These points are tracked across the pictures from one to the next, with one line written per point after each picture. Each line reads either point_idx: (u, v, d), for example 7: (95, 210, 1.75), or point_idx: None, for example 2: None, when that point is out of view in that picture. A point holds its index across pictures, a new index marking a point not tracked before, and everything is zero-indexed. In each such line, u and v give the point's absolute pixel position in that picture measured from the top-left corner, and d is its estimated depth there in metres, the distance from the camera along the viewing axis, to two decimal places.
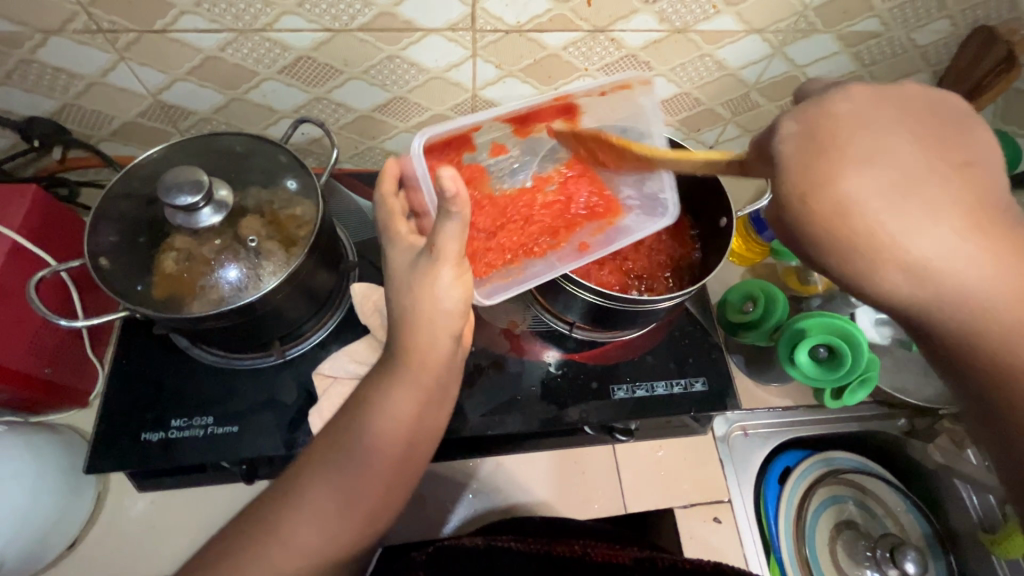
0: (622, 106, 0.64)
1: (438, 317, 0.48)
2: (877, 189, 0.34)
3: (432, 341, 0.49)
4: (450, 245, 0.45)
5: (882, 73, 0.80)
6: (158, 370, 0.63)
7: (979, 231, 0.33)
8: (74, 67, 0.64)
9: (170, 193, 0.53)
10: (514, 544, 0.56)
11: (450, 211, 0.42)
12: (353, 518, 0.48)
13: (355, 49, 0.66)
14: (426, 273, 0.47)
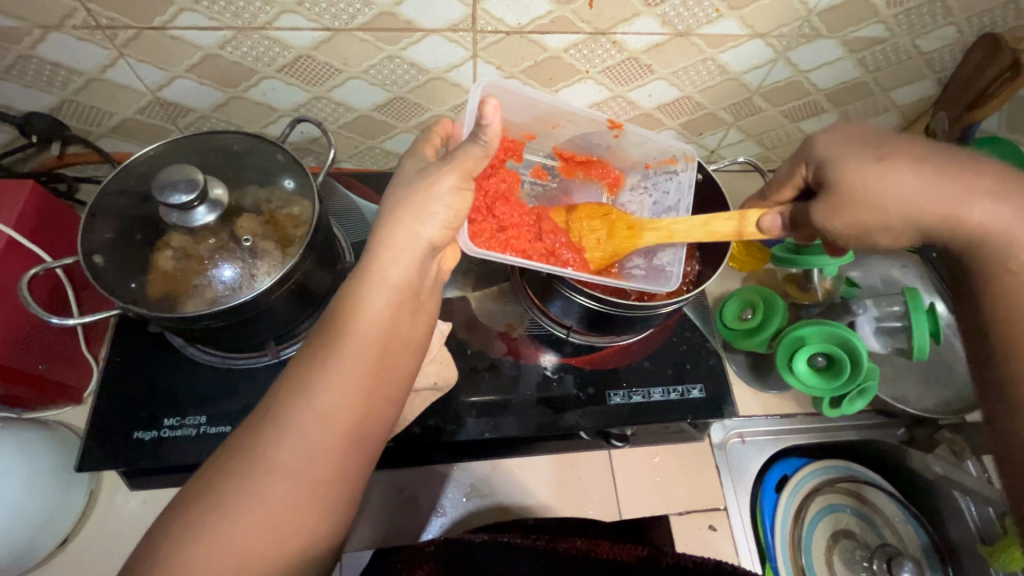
0: (666, 180, 0.75)
1: (425, 220, 0.50)
2: (866, 171, 0.50)
3: (407, 249, 0.50)
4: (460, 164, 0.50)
5: (886, 79, 0.80)
6: (152, 368, 0.63)
7: (947, 185, 0.49)
8: (73, 63, 0.64)
9: (164, 191, 0.52)
10: (515, 540, 0.55)
11: (479, 137, 0.50)
12: (324, 472, 0.42)
13: (354, 48, 0.66)
14: (426, 180, 0.50)
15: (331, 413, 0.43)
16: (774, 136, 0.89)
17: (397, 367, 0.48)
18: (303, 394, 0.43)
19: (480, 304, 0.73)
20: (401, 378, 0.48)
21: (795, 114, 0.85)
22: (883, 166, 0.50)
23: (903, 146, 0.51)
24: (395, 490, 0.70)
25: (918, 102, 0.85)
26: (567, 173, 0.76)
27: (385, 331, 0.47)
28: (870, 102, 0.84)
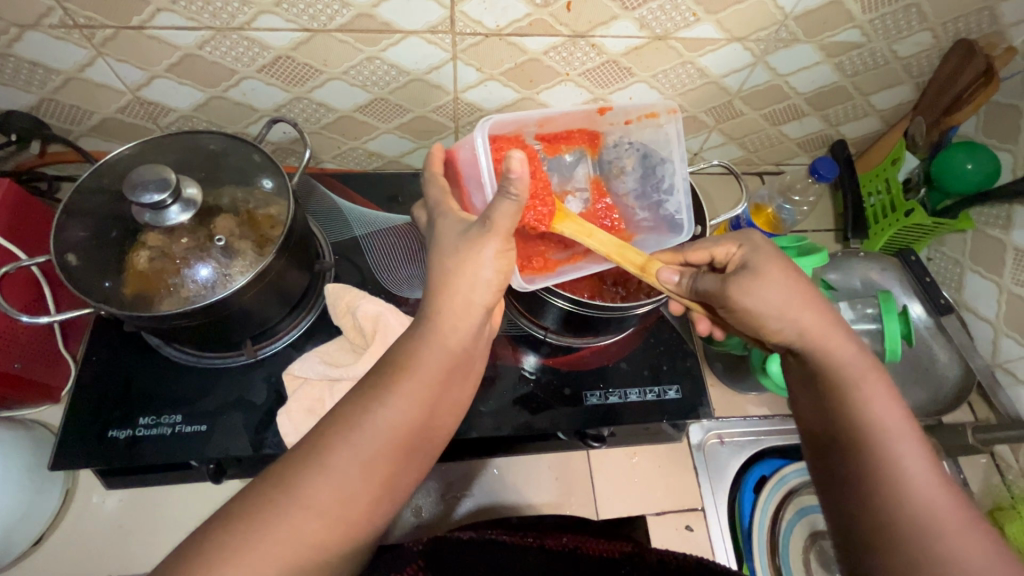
0: (651, 135, 0.67)
1: (478, 282, 0.46)
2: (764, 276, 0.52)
3: (462, 316, 0.47)
4: (499, 224, 0.46)
5: (865, 84, 0.81)
6: (127, 367, 0.63)
7: (819, 307, 0.52)
8: (51, 62, 0.64)
9: (136, 190, 0.52)
10: (503, 538, 0.54)
11: (507, 192, 0.44)
12: (350, 516, 0.42)
13: (334, 49, 0.66)
14: (470, 243, 0.46)
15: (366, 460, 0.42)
16: (755, 139, 0.90)
17: (437, 427, 0.46)
18: (344, 437, 0.43)
19: None
20: (439, 436, 0.47)
21: (775, 117, 0.86)
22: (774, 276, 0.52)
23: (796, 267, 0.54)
24: None
25: (897, 107, 0.85)
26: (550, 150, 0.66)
27: (433, 393, 0.45)
28: (849, 106, 0.84)
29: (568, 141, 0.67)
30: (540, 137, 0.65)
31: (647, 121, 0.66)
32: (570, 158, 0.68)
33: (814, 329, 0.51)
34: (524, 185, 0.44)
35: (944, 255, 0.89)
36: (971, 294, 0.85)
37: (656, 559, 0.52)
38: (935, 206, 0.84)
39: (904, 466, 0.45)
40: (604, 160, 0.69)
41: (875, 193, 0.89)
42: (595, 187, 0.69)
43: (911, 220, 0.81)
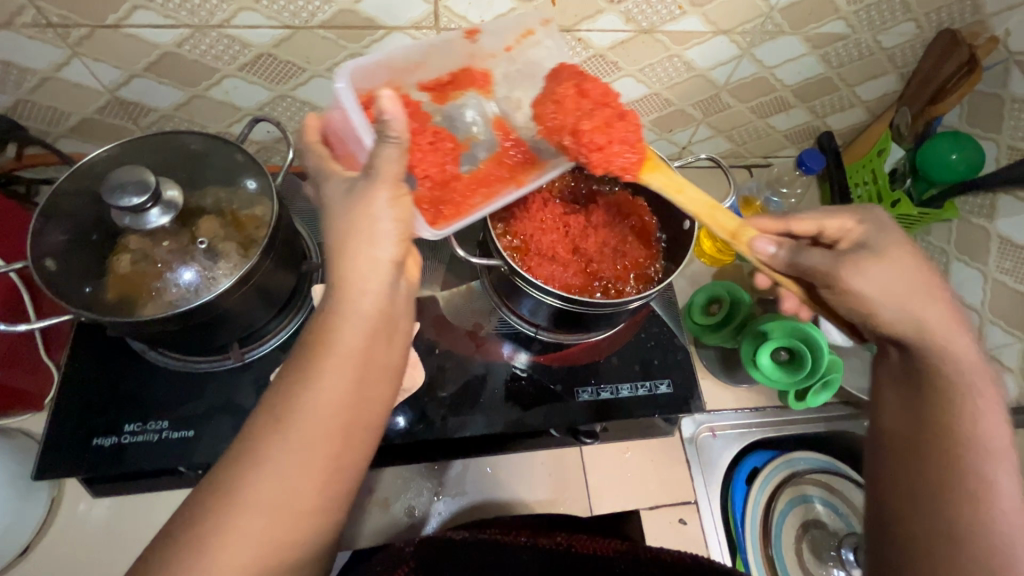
0: (534, 55, 0.63)
1: (378, 240, 0.44)
2: (894, 267, 0.51)
3: (366, 275, 0.44)
4: (387, 171, 0.44)
5: (850, 75, 0.81)
6: (111, 373, 0.62)
7: (943, 311, 0.51)
8: (25, 62, 0.63)
9: (114, 193, 0.51)
10: (498, 536, 0.54)
11: (387, 136, 0.43)
12: (306, 497, 0.41)
13: (316, 46, 0.65)
14: (362, 198, 0.44)
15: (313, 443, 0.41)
16: (743, 132, 0.90)
17: (374, 396, 0.45)
18: (277, 429, 0.41)
19: (448, 302, 0.72)
20: (379, 406, 0.45)
21: (762, 109, 0.86)
22: (909, 272, 0.51)
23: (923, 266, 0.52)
24: (363, 493, 0.69)
25: (883, 97, 0.86)
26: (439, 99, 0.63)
27: (359, 362, 0.43)
28: (835, 97, 0.85)
29: (455, 88, 0.64)
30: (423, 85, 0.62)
31: (528, 41, 0.62)
32: (464, 107, 0.64)
33: (942, 331, 0.50)
34: (402, 125, 0.43)
35: (930, 244, 0.89)
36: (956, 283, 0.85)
37: (649, 556, 0.52)
38: (921, 195, 0.84)
39: (999, 486, 0.46)
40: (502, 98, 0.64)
41: (863, 184, 0.89)
42: (500, 127, 0.64)
43: (897, 209, 0.82)
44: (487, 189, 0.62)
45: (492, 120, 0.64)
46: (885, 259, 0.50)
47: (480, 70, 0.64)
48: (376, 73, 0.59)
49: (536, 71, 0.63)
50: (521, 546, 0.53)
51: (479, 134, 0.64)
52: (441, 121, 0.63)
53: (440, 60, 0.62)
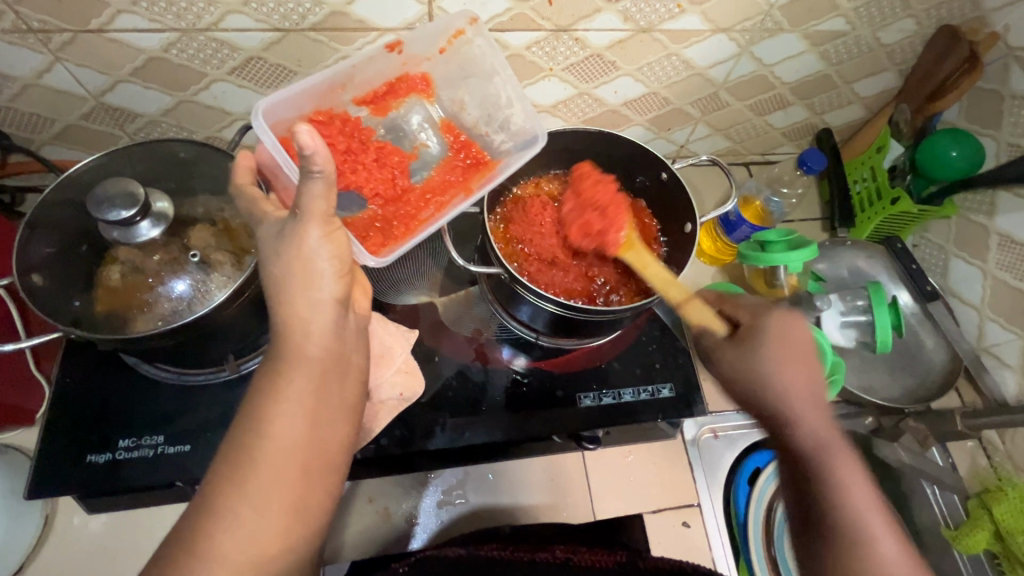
0: (467, 56, 0.63)
1: (316, 280, 0.44)
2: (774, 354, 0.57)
3: (312, 313, 0.45)
4: (315, 208, 0.43)
5: (849, 72, 0.80)
6: (104, 387, 0.60)
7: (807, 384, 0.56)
8: (6, 69, 0.61)
9: (101, 206, 0.50)
10: (498, 553, 0.54)
11: (310, 171, 0.41)
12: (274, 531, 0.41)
13: (307, 48, 0.63)
14: (293, 240, 0.44)
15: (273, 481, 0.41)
16: (741, 130, 0.89)
17: (332, 437, 0.45)
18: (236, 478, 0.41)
19: (447, 309, 0.71)
20: (340, 445, 0.45)
21: (761, 107, 0.85)
22: (797, 361, 0.57)
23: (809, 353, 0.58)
24: (363, 502, 0.69)
25: (881, 93, 0.85)
26: (380, 112, 0.65)
27: (318, 401, 0.44)
28: (834, 94, 0.84)
29: (395, 96, 0.65)
30: (360, 100, 0.64)
31: (458, 44, 0.62)
32: (407, 114, 0.66)
33: (802, 399, 0.55)
34: (326, 158, 0.40)
35: (929, 241, 0.89)
36: (956, 280, 0.85)
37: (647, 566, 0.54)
38: (921, 193, 0.84)
39: (880, 553, 0.48)
40: (444, 103, 0.67)
41: (862, 180, 0.88)
42: (447, 129, 0.67)
43: (897, 207, 0.81)
44: (435, 200, 0.63)
45: (438, 123, 0.67)
46: (792, 337, 0.57)
47: (418, 75, 0.65)
48: (300, 103, 0.59)
49: (472, 72, 0.64)
50: (520, 563, 0.54)
51: (428, 140, 0.67)
52: (384, 133, 0.65)
53: (372, 72, 0.62)
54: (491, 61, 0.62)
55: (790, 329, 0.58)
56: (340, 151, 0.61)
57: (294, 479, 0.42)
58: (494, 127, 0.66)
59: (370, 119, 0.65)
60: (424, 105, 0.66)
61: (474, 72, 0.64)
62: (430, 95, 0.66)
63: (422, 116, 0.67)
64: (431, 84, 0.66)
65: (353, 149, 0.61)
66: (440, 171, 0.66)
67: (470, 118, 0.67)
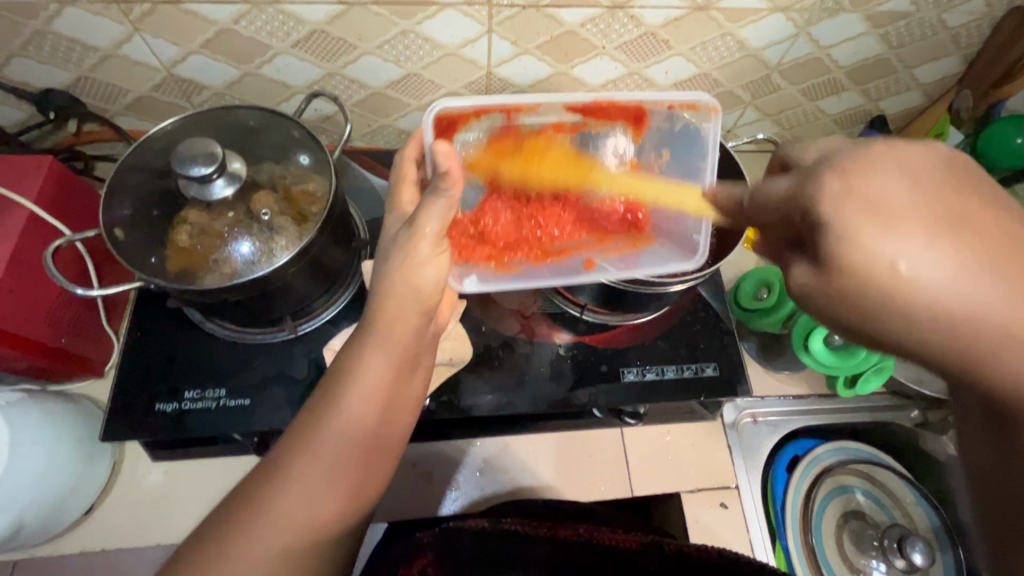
0: (684, 126, 0.65)
1: (408, 290, 0.51)
2: (897, 245, 0.31)
3: (400, 320, 0.51)
4: (431, 224, 0.50)
5: (910, 55, 0.78)
6: (171, 342, 0.64)
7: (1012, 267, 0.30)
8: (89, 39, 0.64)
9: (183, 163, 0.53)
10: (516, 527, 0.56)
11: (441, 188, 0.49)
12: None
13: (369, 23, 0.65)
14: (405, 247, 0.50)
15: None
16: (791, 115, 0.88)
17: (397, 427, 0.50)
18: None
19: None
20: None
21: (814, 91, 0.84)
22: (937, 228, 0.30)
23: (1001, 201, 0.32)
24: (406, 467, 0.70)
25: (942, 80, 0.83)
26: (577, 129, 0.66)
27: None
28: (891, 79, 0.82)
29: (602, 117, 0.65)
30: (573, 108, 0.64)
31: (685, 112, 0.64)
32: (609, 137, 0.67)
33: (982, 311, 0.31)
34: (456, 169, 0.49)
35: None
36: None
37: (674, 549, 0.55)
38: None
39: None
40: (645, 149, 0.68)
41: None
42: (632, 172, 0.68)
43: None
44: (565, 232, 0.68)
45: (626, 163, 0.68)
46: (877, 236, 0.31)
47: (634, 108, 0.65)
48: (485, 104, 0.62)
49: (681, 139, 0.66)
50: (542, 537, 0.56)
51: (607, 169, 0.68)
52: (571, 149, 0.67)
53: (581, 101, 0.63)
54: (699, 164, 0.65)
55: (876, 169, 0.32)
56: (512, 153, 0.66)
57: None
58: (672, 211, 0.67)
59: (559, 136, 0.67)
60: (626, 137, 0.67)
61: (680, 140, 0.66)
62: (637, 136, 0.67)
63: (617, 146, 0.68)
64: (643, 125, 0.67)
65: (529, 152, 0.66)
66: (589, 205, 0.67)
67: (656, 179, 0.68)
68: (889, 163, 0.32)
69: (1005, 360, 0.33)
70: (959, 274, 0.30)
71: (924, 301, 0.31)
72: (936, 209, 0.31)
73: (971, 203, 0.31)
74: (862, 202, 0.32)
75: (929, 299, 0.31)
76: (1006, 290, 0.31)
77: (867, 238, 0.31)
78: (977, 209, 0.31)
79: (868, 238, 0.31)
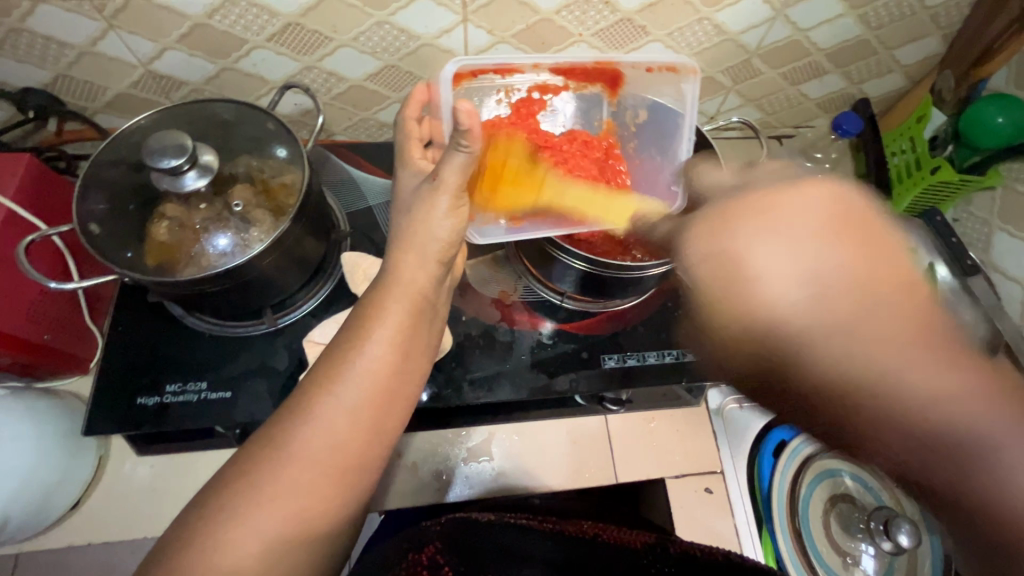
0: (661, 88, 0.69)
1: (426, 243, 0.53)
2: (767, 276, 0.32)
3: (420, 268, 0.53)
4: (451, 179, 0.52)
5: (890, 36, 0.78)
6: (152, 336, 0.64)
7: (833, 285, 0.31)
8: (64, 36, 0.64)
9: (153, 156, 0.53)
10: (526, 521, 0.56)
11: (461, 145, 0.49)
12: (343, 462, 0.45)
13: (343, 14, 0.65)
14: (426, 203, 0.53)
15: (346, 420, 0.45)
16: (774, 100, 0.88)
17: None
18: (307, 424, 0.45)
19: (475, 271, 0.73)
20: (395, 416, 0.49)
21: (795, 75, 0.83)
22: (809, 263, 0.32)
23: (892, 250, 0.32)
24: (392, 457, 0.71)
25: (924, 61, 0.82)
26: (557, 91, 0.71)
27: (389, 380, 0.48)
28: (873, 61, 0.82)
29: (582, 79, 0.69)
30: (557, 70, 0.68)
31: (667, 76, 0.68)
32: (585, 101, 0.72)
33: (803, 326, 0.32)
34: (476, 133, 0.48)
35: (972, 214, 0.86)
36: (1000, 253, 0.82)
37: (678, 551, 0.53)
38: (962, 162, 0.80)
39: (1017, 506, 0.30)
40: (621, 108, 0.72)
41: (900, 152, 0.86)
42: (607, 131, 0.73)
43: (938, 175, 0.79)
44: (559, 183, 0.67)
45: (604, 123, 0.73)
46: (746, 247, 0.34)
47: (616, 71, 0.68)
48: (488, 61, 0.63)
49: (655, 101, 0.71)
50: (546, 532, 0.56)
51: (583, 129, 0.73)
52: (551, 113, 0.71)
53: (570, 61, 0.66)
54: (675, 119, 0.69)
55: (774, 203, 0.34)
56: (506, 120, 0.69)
57: (362, 428, 0.46)
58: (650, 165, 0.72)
59: (542, 98, 0.71)
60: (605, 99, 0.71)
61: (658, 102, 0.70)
62: (615, 96, 0.71)
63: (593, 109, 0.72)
64: (619, 86, 0.70)
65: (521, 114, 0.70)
66: (584, 156, 0.70)
67: (633, 136, 0.73)
68: (769, 202, 0.34)
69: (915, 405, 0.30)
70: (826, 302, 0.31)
71: (802, 321, 0.32)
72: (810, 237, 0.32)
73: (848, 241, 0.32)
74: (727, 234, 0.35)
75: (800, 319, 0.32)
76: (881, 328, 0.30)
77: (747, 270, 0.33)
78: (847, 243, 0.32)
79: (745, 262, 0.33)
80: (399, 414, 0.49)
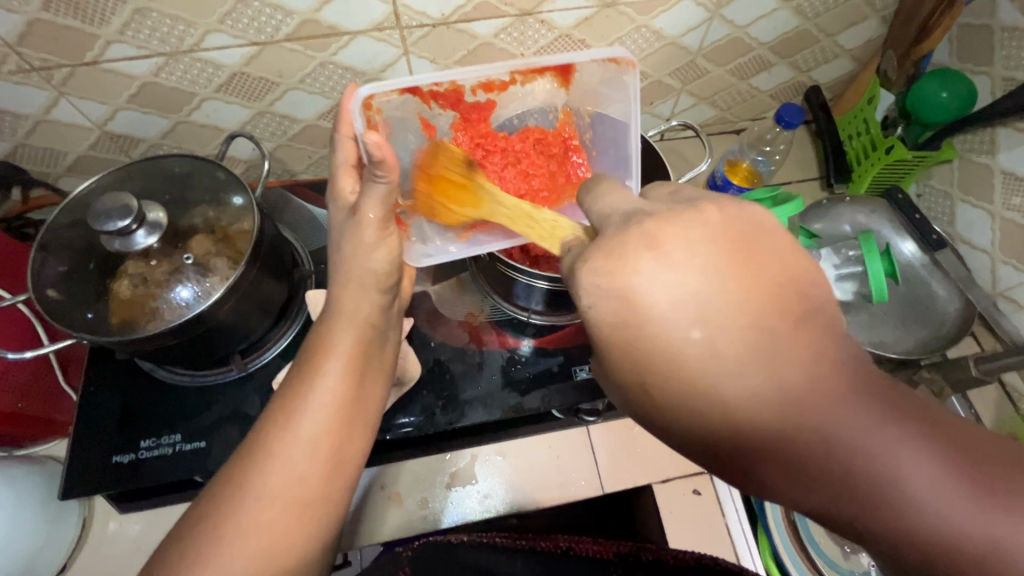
0: (612, 78, 0.63)
1: (372, 280, 0.54)
2: (670, 321, 0.31)
3: (363, 297, 0.54)
4: (373, 211, 0.52)
5: (828, 24, 0.79)
6: (125, 392, 0.65)
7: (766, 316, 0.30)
8: (17, 108, 0.66)
9: (100, 219, 0.54)
10: (500, 540, 0.56)
11: (377, 175, 0.50)
12: (306, 496, 0.45)
13: (286, 59, 0.67)
14: (354, 231, 0.53)
15: (308, 457, 0.46)
16: (726, 96, 0.89)
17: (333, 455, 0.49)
18: (260, 469, 0.45)
19: (439, 295, 0.74)
20: (354, 455, 0.49)
21: (742, 71, 0.84)
22: (708, 312, 0.31)
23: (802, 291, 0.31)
24: (375, 491, 0.70)
25: (868, 44, 0.84)
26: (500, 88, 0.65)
27: (344, 413, 0.48)
28: (817, 49, 0.83)
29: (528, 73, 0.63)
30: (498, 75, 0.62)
31: (612, 65, 0.62)
32: (536, 88, 0.66)
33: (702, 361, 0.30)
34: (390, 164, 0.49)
35: (933, 188, 0.87)
36: (965, 225, 0.82)
37: (651, 558, 0.52)
38: (915, 140, 0.81)
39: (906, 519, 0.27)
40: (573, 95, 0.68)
41: (856, 135, 0.87)
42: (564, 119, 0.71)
43: (892, 155, 0.80)
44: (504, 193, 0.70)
45: (558, 112, 0.70)
46: (639, 288, 0.32)
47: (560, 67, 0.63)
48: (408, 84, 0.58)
49: (609, 91, 0.65)
50: (520, 549, 0.56)
51: (538, 121, 0.71)
52: (503, 106, 0.69)
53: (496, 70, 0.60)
54: (627, 114, 0.65)
55: (659, 233, 0.33)
56: (458, 123, 0.68)
57: (325, 461, 0.46)
58: (604, 153, 0.71)
59: (490, 98, 0.67)
60: (556, 86, 0.66)
61: (612, 92, 0.65)
62: (566, 83, 0.66)
63: (550, 95, 0.68)
64: (571, 74, 0.64)
65: (471, 118, 0.68)
66: (537, 155, 0.72)
67: (588, 126, 0.71)
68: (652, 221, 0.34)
69: (824, 442, 0.28)
70: (721, 335, 0.30)
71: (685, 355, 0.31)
72: (710, 271, 0.31)
73: (740, 268, 0.31)
74: (627, 282, 0.32)
75: (705, 349, 0.30)
76: (775, 364, 0.30)
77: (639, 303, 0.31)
78: (753, 276, 0.31)
79: (632, 311, 0.32)
80: (361, 447, 0.50)
